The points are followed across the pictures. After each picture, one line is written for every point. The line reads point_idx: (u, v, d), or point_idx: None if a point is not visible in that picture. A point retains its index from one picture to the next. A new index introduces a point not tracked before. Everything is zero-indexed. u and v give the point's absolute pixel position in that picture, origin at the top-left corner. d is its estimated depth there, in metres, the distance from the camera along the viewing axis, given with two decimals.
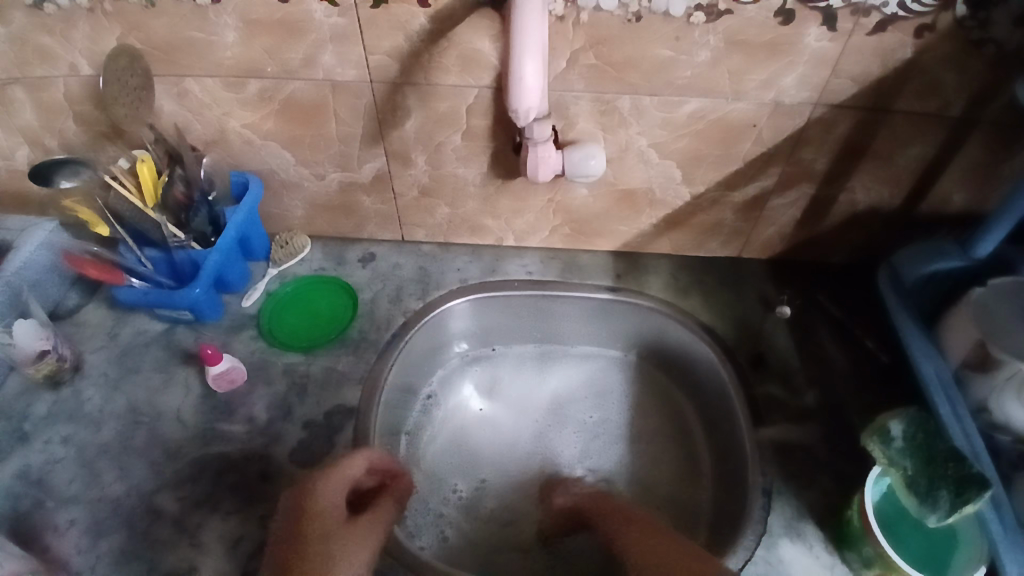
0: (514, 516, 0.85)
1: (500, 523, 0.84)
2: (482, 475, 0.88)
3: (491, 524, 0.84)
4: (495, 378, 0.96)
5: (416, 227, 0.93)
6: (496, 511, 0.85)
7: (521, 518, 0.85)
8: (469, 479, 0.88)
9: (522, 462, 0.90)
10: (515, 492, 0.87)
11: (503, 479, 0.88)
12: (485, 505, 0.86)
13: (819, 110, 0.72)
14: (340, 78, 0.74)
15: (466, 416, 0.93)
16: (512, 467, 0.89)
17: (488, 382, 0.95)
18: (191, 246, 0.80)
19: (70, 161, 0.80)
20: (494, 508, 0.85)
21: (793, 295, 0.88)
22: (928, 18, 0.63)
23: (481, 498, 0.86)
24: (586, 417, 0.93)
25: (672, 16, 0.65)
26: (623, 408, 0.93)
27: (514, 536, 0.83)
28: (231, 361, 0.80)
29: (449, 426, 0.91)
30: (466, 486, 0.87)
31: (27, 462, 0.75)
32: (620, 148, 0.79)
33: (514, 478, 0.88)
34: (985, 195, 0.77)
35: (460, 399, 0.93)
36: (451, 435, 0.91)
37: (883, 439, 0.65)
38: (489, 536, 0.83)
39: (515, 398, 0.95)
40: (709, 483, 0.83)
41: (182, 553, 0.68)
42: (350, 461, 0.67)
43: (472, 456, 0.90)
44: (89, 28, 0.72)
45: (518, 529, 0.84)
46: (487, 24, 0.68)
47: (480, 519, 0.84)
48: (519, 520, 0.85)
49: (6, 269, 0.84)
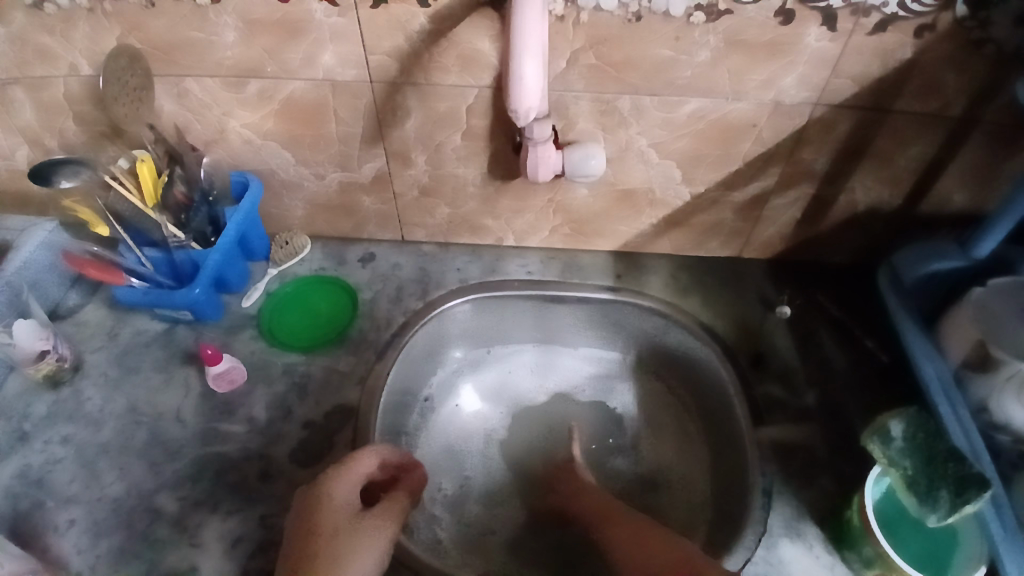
0: (506, 516, 0.85)
1: (486, 525, 0.84)
2: (474, 475, 0.88)
3: (483, 522, 0.85)
4: (492, 376, 0.96)
5: (416, 227, 0.93)
6: (485, 512, 0.85)
7: (511, 520, 0.85)
8: (461, 478, 0.88)
9: (515, 462, 0.90)
10: (508, 493, 0.87)
11: (497, 481, 0.88)
12: (477, 505, 0.86)
13: (819, 110, 0.72)
14: (339, 78, 0.74)
15: (461, 413, 0.93)
16: (505, 467, 0.90)
17: (484, 381, 0.95)
18: (191, 246, 0.81)
19: (70, 162, 0.79)
20: (483, 505, 0.86)
21: (793, 295, 0.88)
22: (928, 18, 0.63)
23: (472, 499, 0.86)
24: (581, 416, 0.94)
25: (672, 16, 0.65)
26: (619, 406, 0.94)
27: (503, 537, 0.84)
28: (231, 361, 0.80)
29: (444, 424, 0.91)
30: (459, 485, 0.87)
31: (27, 462, 0.75)
32: (620, 148, 0.79)
33: (506, 479, 0.89)
34: (985, 195, 0.77)
35: (456, 397, 0.93)
36: (446, 432, 0.91)
37: (883, 438, 0.64)
38: (480, 534, 0.83)
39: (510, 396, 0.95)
40: (704, 482, 0.83)
41: (183, 553, 0.68)
42: (361, 459, 0.66)
43: (466, 456, 0.90)
44: (89, 29, 0.72)
45: (511, 530, 0.84)
46: (487, 23, 0.68)
47: (470, 520, 0.84)
48: (511, 522, 0.85)
49: (6, 269, 0.84)
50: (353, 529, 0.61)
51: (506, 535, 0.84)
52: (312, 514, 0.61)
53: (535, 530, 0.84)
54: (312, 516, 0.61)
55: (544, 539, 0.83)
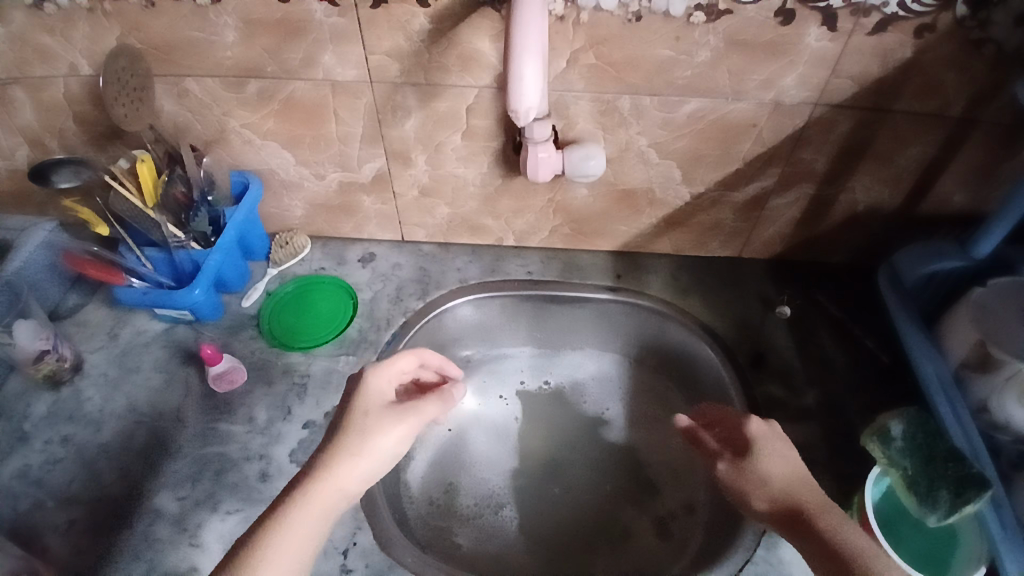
0: (537, 532, 0.84)
1: (501, 535, 0.84)
2: (494, 489, 0.88)
3: (485, 519, 0.85)
4: (500, 390, 0.96)
5: (416, 227, 0.93)
6: (499, 521, 0.85)
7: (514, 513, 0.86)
8: (481, 494, 0.87)
9: (524, 469, 0.90)
10: (512, 487, 0.88)
11: (499, 479, 0.89)
12: (503, 518, 0.85)
13: (819, 110, 0.72)
14: (339, 78, 0.74)
15: (469, 430, 0.92)
16: (511, 471, 0.90)
17: (490, 397, 0.95)
18: (191, 246, 0.80)
19: (71, 161, 0.80)
20: (476, 504, 0.86)
21: (793, 295, 0.88)
22: (928, 18, 0.63)
23: (498, 514, 0.85)
24: (582, 423, 0.93)
25: (672, 16, 0.65)
26: (620, 409, 0.94)
27: (506, 532, 0.84)
28: (231, 361, 0.80)
29: (458, 449, 0.90)
30: (481, 502, 0.86)
31: (27, 462, 0.75)
32: (620, 147, 0.79)
33: (519, 488, 0.88)
34: (985, 196, 0.77)
35: (457, 418, 0.93)
36: (458, 455, 0.90)
37: (883, 439, 0.66)
38: (482, 531, 0.84)
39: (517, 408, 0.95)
40: (703, 484, 0.83)
41: (183, 553, 0.68)
42: (400, 356, 0.67)
43: (478, 471, 0.89)
44: (89, 28, 0.72)
45: (513, 525, 0.85)
46: (487, 24, 0.68)
47: (499, 536, 0.84)
48: (540, 536, 0.84)
49: (6, 269, 0.84)
50: (386, 411, 0.61)
51: (536, 550, 0.83)
52: (355, 394, 0.62)
53: (539, 525, 0.85)
54: (355, 397, 0.62)
55: (552, 533, 0.84)
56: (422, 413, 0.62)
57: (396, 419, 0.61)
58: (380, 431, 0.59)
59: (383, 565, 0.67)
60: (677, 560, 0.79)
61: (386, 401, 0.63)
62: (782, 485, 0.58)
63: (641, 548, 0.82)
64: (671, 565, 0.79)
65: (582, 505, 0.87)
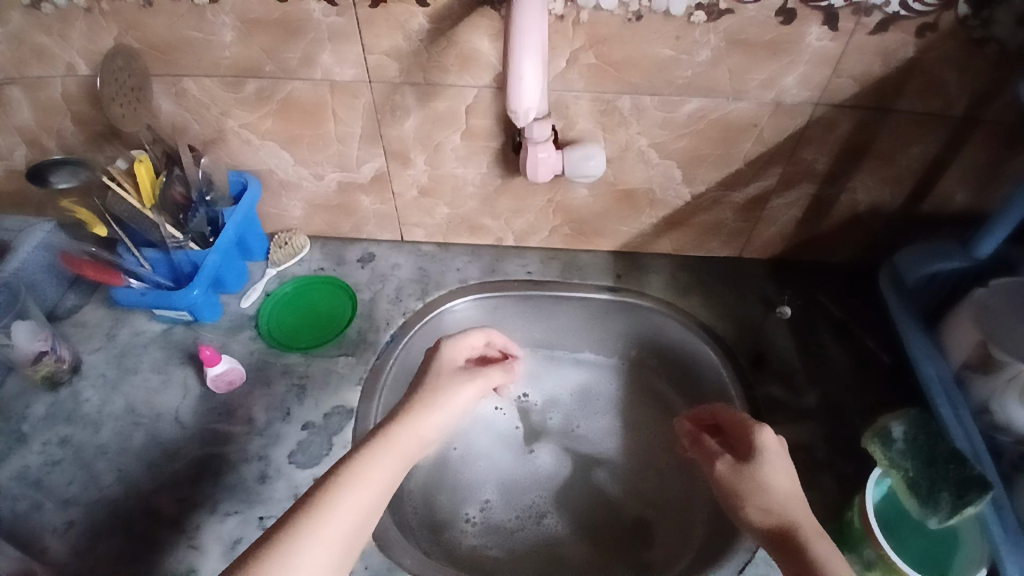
0: (584, 530, 0.85)
1: (540, 546, 0.83)
2: (536, 498, 0.87)
3: (523, 529, 0.84)
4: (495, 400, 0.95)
5: (416, 227, 0.93)
6: (538, 535, 0.84)
7: (553, 525, 0.85)
8: (522, 504, 0.87)
9: (547, 475, 0.89)
10: (542, 492, 0.88)
11: (529, 485, 0.88)
12: (548, 526, 0.85)
13: (820, 110, 0.72)
14: (338, 78, 0.74)
15: (473, 444, 0.91)
16: (532, 479, 0.89)
17: (491, 409, 0.94)
18: (189, 246, 0.80)
19: (69, 161, 0.80)
20: (508, 518, 0.85)
21: (793, 296, 0.88)
22: (930, 17, 0.62)
23: (541, 523, 0.85)
24: (572, 429, 0.93)
25: (672, 16, 0.65)
26: (598, 422, 0.94)
27: (546, 540, 0.84)
28: (231, 362, 0.80)
29: (469, 470, 0.89)
30: (523, 513, 0.86)
31: (26, 463, 0.75)
32: (620, 147, 0.78)
33: (553, 494, 0.88)
34: (987, 195, 0.76)
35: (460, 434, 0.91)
36: (473, 472, 0.89)
37: (883, 440, 0.65)
38: (522, 546, 0.83)
39: (520, 419, 0.94)
40: (704, 484, 0.83)
41: (182, 554, 0.67)
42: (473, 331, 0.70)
43: (519, 483, 0.89)
44: (86, 28, 0.72)
45: (555, 531, 0.85)
46: (487, 23, 0.67)
47: (548, 543, 0.83)
48: (587, 529, 0.85)
49: (6, 269, 0.85)
50: (456, 374, 0.66)
51: (586, 544, 0.83)
52: (430, 358, 0.67)
53: (580, 529, 0.85)
54: (431, 361, 0.67)
55: (593, 536, 0.84)
56: (488, 379, 0.66)
57: (465, 381, 0.65)
58: (451, 391, 0.63)
59: (383, 566, 0.67)
60: (681, 554, 0.79)
61: (456, 367, 0.67)
62: (780, 498, 0.57)
63: (654, 552, 0.81)
64: (675, 561, 0.79)
65: (609, 500, 0.87)
